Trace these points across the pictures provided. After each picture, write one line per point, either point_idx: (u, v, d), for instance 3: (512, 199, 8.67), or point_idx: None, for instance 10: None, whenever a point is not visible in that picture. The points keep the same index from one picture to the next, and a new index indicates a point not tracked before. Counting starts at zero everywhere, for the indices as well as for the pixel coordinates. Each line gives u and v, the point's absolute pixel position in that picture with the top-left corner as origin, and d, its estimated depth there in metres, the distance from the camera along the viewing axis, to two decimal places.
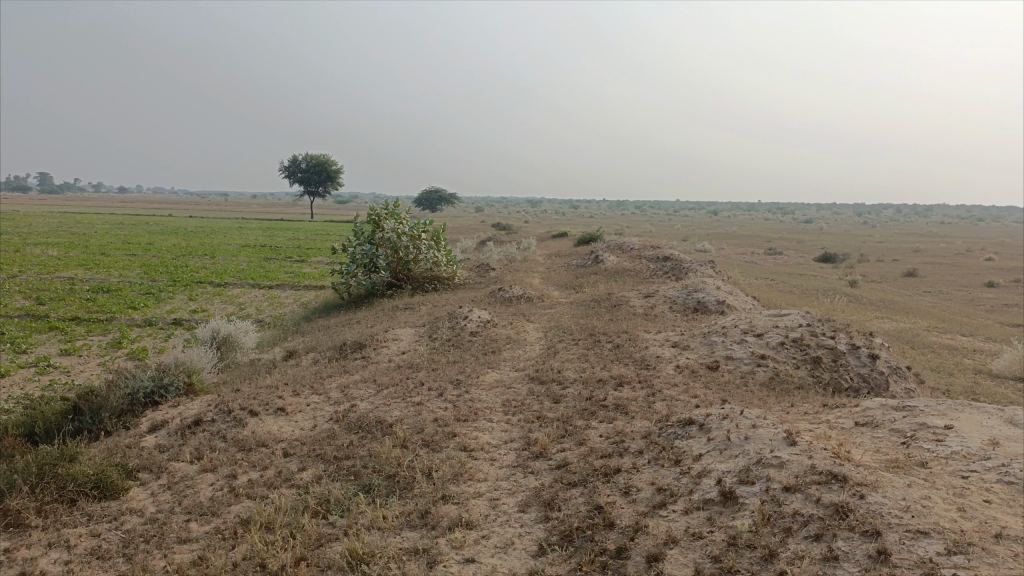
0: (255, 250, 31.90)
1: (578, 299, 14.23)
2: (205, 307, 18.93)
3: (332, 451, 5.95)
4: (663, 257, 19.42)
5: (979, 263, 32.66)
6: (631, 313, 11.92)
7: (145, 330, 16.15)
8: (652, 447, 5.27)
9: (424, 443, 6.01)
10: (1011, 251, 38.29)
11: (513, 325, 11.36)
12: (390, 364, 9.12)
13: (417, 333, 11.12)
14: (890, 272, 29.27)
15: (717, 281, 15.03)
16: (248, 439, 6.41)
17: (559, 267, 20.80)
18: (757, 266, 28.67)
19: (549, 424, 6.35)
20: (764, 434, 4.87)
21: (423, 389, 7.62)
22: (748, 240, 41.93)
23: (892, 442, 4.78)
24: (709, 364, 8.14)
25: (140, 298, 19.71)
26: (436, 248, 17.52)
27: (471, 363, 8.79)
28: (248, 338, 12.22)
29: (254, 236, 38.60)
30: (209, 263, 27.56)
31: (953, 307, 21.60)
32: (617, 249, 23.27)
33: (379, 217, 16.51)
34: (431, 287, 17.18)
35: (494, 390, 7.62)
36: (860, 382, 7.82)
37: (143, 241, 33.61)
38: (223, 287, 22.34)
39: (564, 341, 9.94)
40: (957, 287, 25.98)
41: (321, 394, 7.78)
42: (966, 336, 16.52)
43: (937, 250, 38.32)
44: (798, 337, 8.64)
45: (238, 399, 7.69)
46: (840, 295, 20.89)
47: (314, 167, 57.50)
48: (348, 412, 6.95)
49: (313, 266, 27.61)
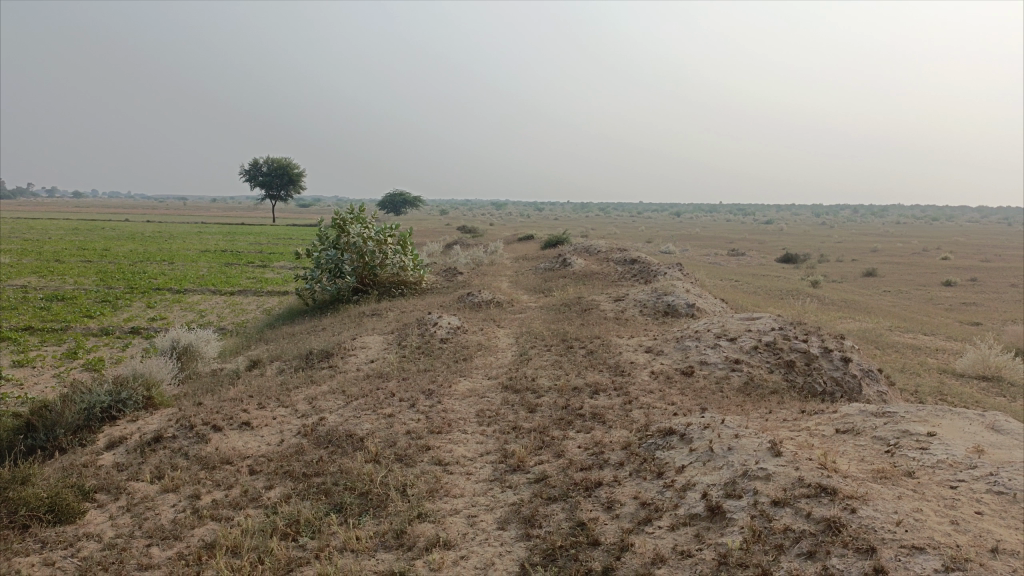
0: (216, 255, 31.26)
1: (547, 303, 14.12)
2: (164, 315, 18.40)
3: (300, 468, 5.73)
4: (630, 259, 19.41)
5: (935, 262, 33.36)
6: (602, 318, 11.83)
7: (102, 340, 15.65)
8: (633, 459, 5.15)
9: (396, 457, 5.82)
10: (965, 250, 39.21)
11: (484, 331, 11.19)
12: (358, 374, 8.88)
13: (385, 340, 10.89)
14: (850, 272, 29.71)
15: (685, 284, 15.02)
16: (212, 456, 6.14)
17: (527, 270, 20.67)
18: (721, 267, 28.90)
19: (525, 435, 6.20)
20: (747, 444, 4.79)
21: (394, 400, 7.40)
22: (711, 242, 42.34)
23: (875, 451, 4.74)
24: (684, 369, 8.06)
25: (96, 306, 19.11)
26: (402, 253, 17.27)
27: (442, 372, 8.60)
28: (210, 347, 11.86)
29: (214, 241, 37.86)
30: (168, 268, 26.90)
31: (913, 306, 21.95)
32: (584, 251, 23.24)
33: (344, 221, 16.22)
34: (398, 292, 16.93)
35: (466, 399, 7.44)
36: (833, 386, 7.81)
37: (98, 247, 32.68)
38: (183, 293, 21.78)
39: (536, 347, 9.80)
40: (916, 286, 26.45)
41: (288, 407, 7.52)
42: (927, 335, 16.77)
43: (895, 250, 39.04)
44: (771, 341, 8.61)
45: (201, 413, 7.39)
46: (803, 295, 21.12)
47: (275, 170, 56.63)
48: (316, 425, 6.71)
49: (275, 271, 27.14)
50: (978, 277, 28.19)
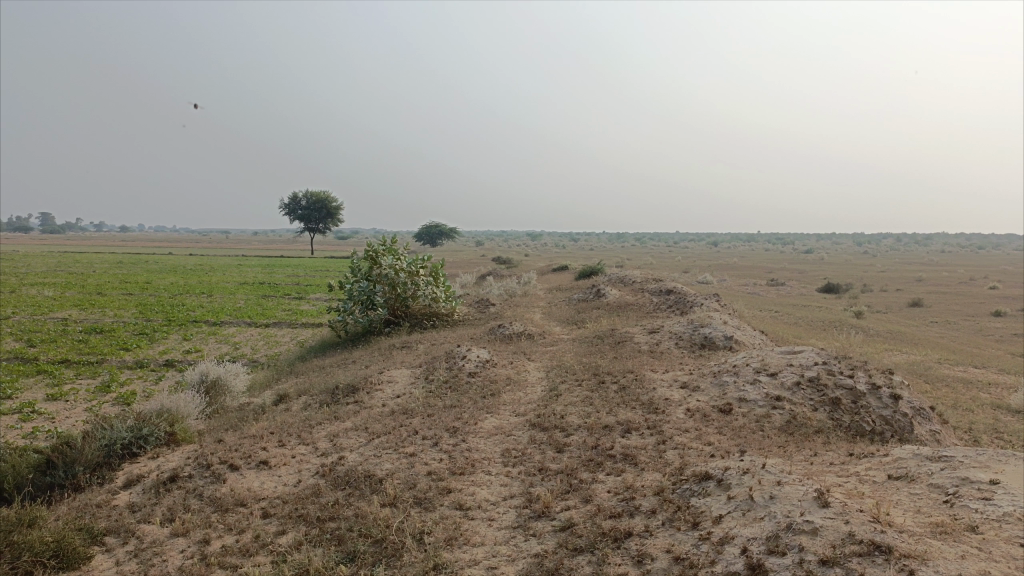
0: (253, 288, 31.53)
1: (580, 336, 13.77)
2: (199, 347, 18.43)
3: (315, 511, 5.46)
4: (666, 290, 18.99)
5: (983, 291, 32.28)
6: (635, 351, 11.46)
7: (136, 372, 15.68)
8: (666, 506, 4.78)
9: (416, 501, 5.51)
10: (1014, 279, 37.94)
11: (514, 365, 10.90)
12: (383, 409, 8.64)
13: (413, 374, 10.64)
14: (894, 302, 28.84)
15: (723, 315, 14.56)
16: (226, 497, 5.91)
17: (560, 302, 20.36)
18: (760, 298, 28.25)
19: (551, 478, 5.86)
20: (790, 491, 4.41)
21: (418, 438, 7.12)
22: (749, 271, 41.63)
23: (933, 501, 4.30)
24: (722, 407, 7.65)
25: (133, 338, 19.24)
26: (435, 284, 17.10)
27: (468, 408, 8.30)
28: (238, 380, 11.73)
29: (253, 274, 38.24)
30: (206, 301, 27.13)
31: (962, 338, 21.10)
32: (619, 282, 22.87)
33: (376, 253, 16.10)
34: (430, 323, 16.75)
35: (492, 438, 7.13)
36: (883, 426, 7.32)
37: (140, 280, 33.20)
38: (219, 326, 21.88)
39: (567, 382, 9.47)
40: (964, 316, 25.51)
41: (308, 445, 7.29)
42: (978, 368, 16.02)
43: (941, 279, 37.88)
44: (814, 377, 8.16)
45: (220, 450, 7.19)
46: (846, 326, 20.44)
47: (313, 203, 57.33)
48: (335, 465, 6.46)
49: (310, 303, 27.22)
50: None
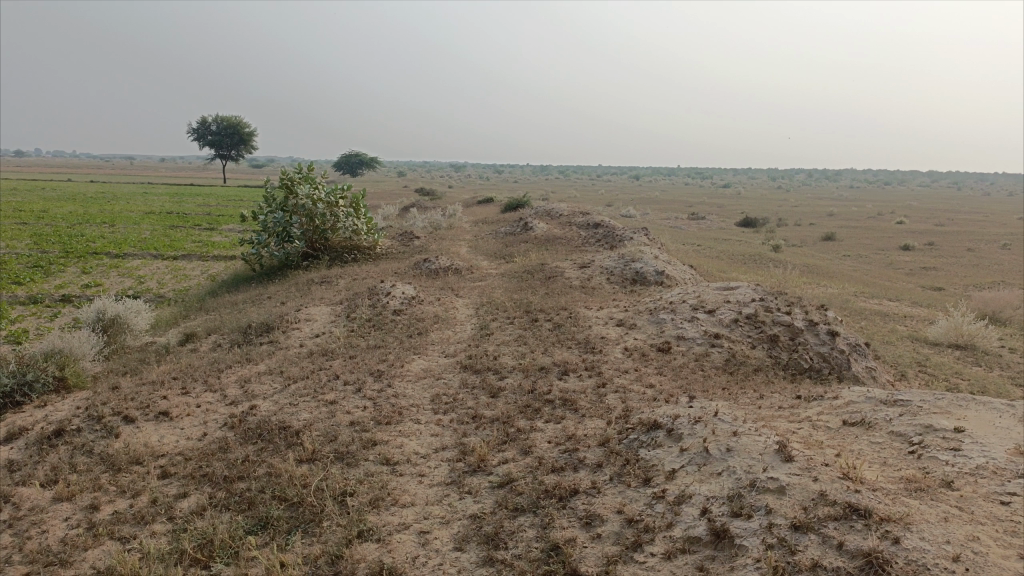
0: (160, 217, 29.67)
1: (509, 270, 13.30)
2: (99, 281, 17.10)
3: (221, 470, 4.87)
4: (594, 223, 18.62)
5: (890, 226, 33.39)
6: (567, 286, 11.06)
7: (28, 309, 14.37)
8: (612, 459, 4.40)
9: (337, 456, 4.98)
10: (921, 214, 39.38)
11: (441, 301, 10.35)
12: (301, 351, 7.99)
13: (333, 312, 9.96)
14: (810, 236, 29.46)
15: (653, 249, 14.31)
16: (119, 455, 5.23)
17: (486, 235, 19.76)
18: (683, 232, 28.42)
19: (486, 427, 5.41)
20: (748, 442, 4.08)
21: (339, 384, 6.54)
22: (671, 205, 41.89)
23: (897, 452, 4.07)
24: (660, 346, 7.35)
25: (25, 271, 17.69)
26: (356, 215, 16.22)
27: (393, 349, 7.74)
28: (140, 318, 10.77)
29: (161, 203, 36.11)
30: (109, 231, 25.29)
31: (875, 271, 21.62)
32: (545, 215, 22.39)
33: (292, 181, 14.99)
34: (351, 257, 15.95)
35: (420, 382, 6.62)
36: (820, 362, 7.16)
37: (36, 208, 30.79)
38: (122, 258, 20.39)
39: (498, 320, 9.01)
40: (875, 250, 26.27)
41: (215, 392, 6.61)
42: (893, 301, 16.37)
43: (851, 214, 38.94)
44: (752, 313, 7.93)
45: (114, 400, 6.42)
46: (767, 260, 20.62)
47: (224, 129, 54.21)
48: (245, 415, 5.83)
49: (223, 234, 25.76)
50: (934, 241, 28.16)
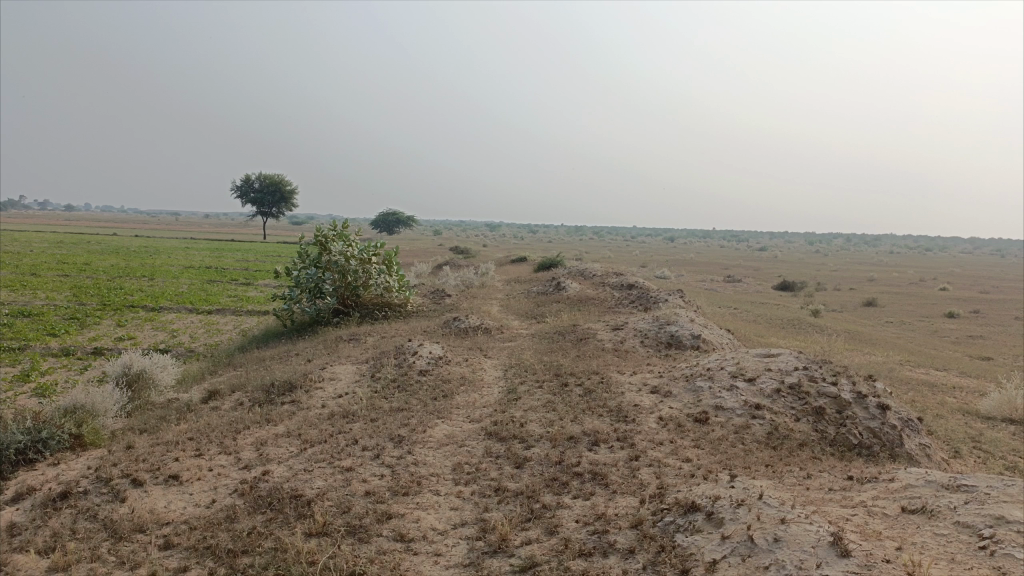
0: (198, 272, 30.04)
1: (540, 331, 13.00)
2: (133, 335, 17.14)
3: (226, 542, 4.57)
4: (627, 285, 18.31)
5: (933, 292, 32.52)
6: (600, 349, 10.71)
7: (61, 362, 14.36)
8: (646, 544, 4.01)
9: (348, 530, 4.65)
10: (963, 280, 38.41)
11: (469, 362, 10.05)
12: (322, 412, 7.71)
13: (359, 371, 9.71)
14: (850, 301, 28.75)
15: (689, 312, 13.92)
16: (122, 522, 4.96)
17: (518, 294, 19.53)
18: (719, 294, 27.96)
19: (509, 501, 5.05)
20: (797, 531, 3.68)
21: (356, 449, 6.23)
22: (706, 267, 41.46)
23: (966, 547, 3.64)
24: (697, 416, 6.93)
25: (61, 323, 17.82)
26: (388, 273, 16.12)
27: (416, 412, 7.43)
28: (166, 374, 10.61)
29: (200, 258, 36.70)
30: (147, 285, 25.57)
31: (920, 339, 20.88)
32: (578, 275, 22.14)
33: (326, 239, 15.00)
34: (382, 315, 15.80)
35: (442, 449, 6.29)
36: (870, 439, 6.68)
37: (79, 261, 31.39)
38: (158, 312, 20.52)
39: (527, 383, 8.67)
40: (918, 316, 25.48)
41: (230, 455, 6.34)
42: (940, 371, 15.67)
43: (892, 280, 38.07)
44: (795, 383, 7.49)
45: (125, 461, 6.17)
46: (807, 325, 20.04)
47: (266, 187, 55.43)
48: (257, 481, 5.54)
49: (258, 290, 25.91)
50: (980, 308, 27.28)
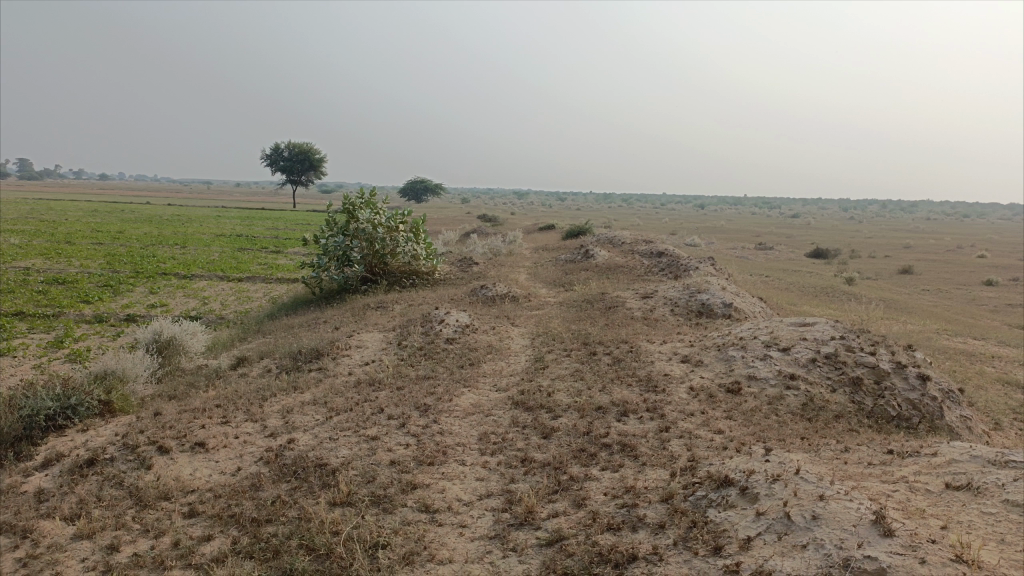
0: (229, 240, 30.26)
1: (568, 299, 12.85)
2: (165, 302, 17.30)
3: (250, 511, 4.53)
4: (657, 252, 18.05)
5: (971, 260, 31.72)
6: (629, 318, 10.54)
7: (94, 328, 14.53)
8: (677, 519, 3.89)
9: (373, 500, 4.59)
10: (1002, 247, 37.40)
11: (496, 330, 9.95)
12: (349, 379, 7.67)
13: (386, 338, 9.66)
14: (884, 269, 28.15)
15: (720, 280, 13.64)
16: (147, 490, 4.95)
17: (546, 262, 19.35)
18: (751, 262, 27.50)
19: (536, 472, 4.95)
20: (836, 509, 3.52)
21: (382, 417, 6.17)
22: (737, 235, 40.83)
23: (1017, 527, 3.46)
24: (729, 387, 6.76)
25: (95, 290, 18.03)
26: (415, 240, 16.03)
27: (443, 381, 7.35)
28: (195, 340, 10.66)
29: (231, 226, 36.96)
30: (179, 253, 25.79)
31: (957, 307, 20.39)
32: (607, 242, 21.87)
33: (353, 206, 14.92)
34: (409, 282, 15.75)
35: (468, 418, 6.21)
36: (909, 411, 6.46)
37: (113, 229, 31.73)
38: (189, 279, 20.68)
39: (555, 352, 8.55)
40: (956, 284, 24.86)
41: (256, 422, 6.32)
42: (978, 340, 15.27)
43: (929, 247, 37.19)
44: (831, 353, 7.27)
45: (152, 428, 6.18)
46: (840, 293, 19.63)
47: (295, 155, 55.51)
48: (282, 450, 5.50)
49: (288, 257, 26.03)
50: (1020, 276, 26.55)
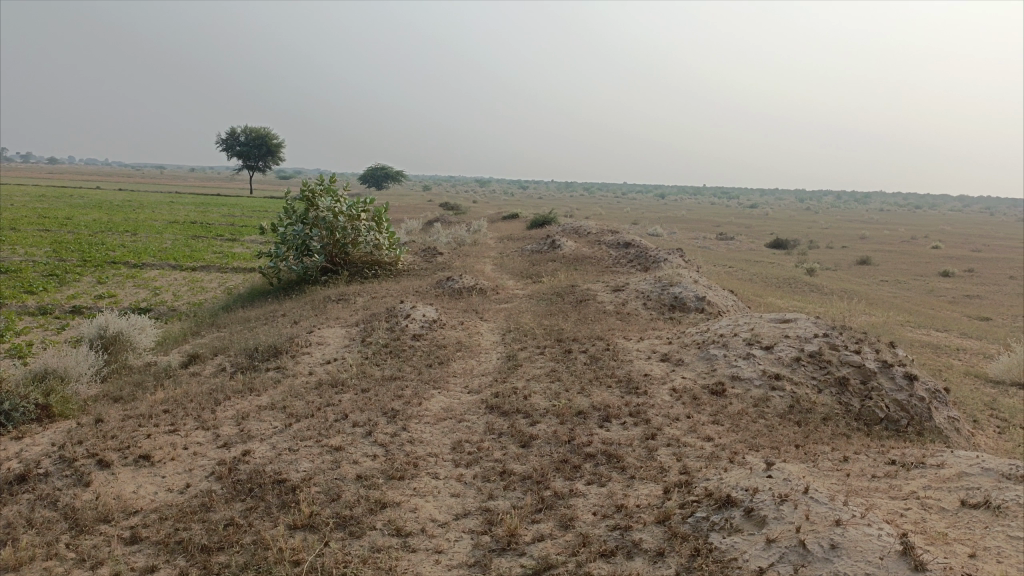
0: (183, 227, 29.23)
1: (536, 292, 12.46)
2: (114, 292, 16.50)
3: (200, 537, 4.06)
4: (624, 242, 17.75)
5: (926, 250, 32.19)
6: (601, 312, 10.19)
7: (37, 321, 13.73)
8: (677, 545, 3.53)
9: (338, 522, 4.16)
10: (955, 238, 38.03)
11: (465, 326, 9.52)
12: (310, 381, 7.18)
13: (348, 334, 9.17)
14: (843, 259, 28.33)
15: (690, 272, 13.40)
16: (84, 511, 4.44)
17: (511, 252, 18.95)
18: (713, 252, 27.47)
19: (517, 487, 4.56)
20: (856, 537, 3.21)
21: (347, 425, 5.72)
22: (698, 225, 40.93)
23: None
24: (713, 388, 6.45)
25: (39, 280, 17.11)
26: (378, 229, 15.48)
27: (410, 382, 6.89)
28: (145, 336, 10.01)
29: (184, 213, 35.75)
30: (129, 240, 24.79)
31: (916, 297, 20.53)
32: (573, 232, 21.54)
33: (313, 194, 14.29)
34: (371, 273, 15.22)
35: (440, 425, 5.78)
36: (898, 413, 6.21)
37: (60, 215, 30.44)
38: (140, 268, 19.83)
39: (528, 349, 8.16)
40: (913, 275, 25.10)
41: (207, 431, 5.80)
42: (941, 331, 15.30)
43: (885, 237, 37.61)
44: (815, 351, 7.00)
45: (93, 438, 5.63)
46: (804, 284, 19.58)
47: (253, 140, 54.15)
48: (237, 463, 5.03)
49: (244, 246, 25.19)
50: (974, 267, 26.96)
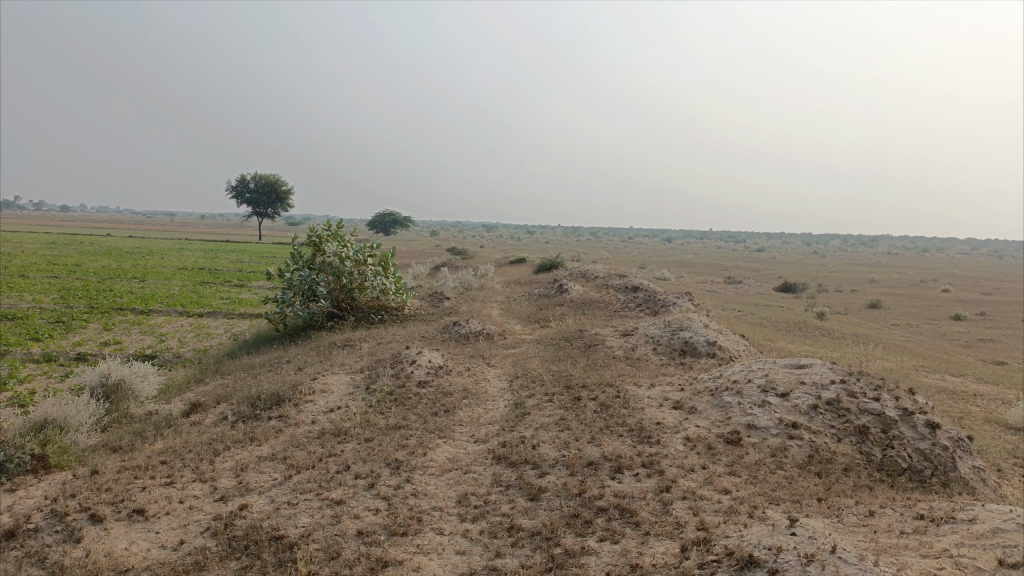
0: (191, 273, 29.27)
1: (544, 337, 12.28)
2: (120, 339, 16.40)
3: None
4: (632, 286, 17.60)
5: (937, 294, 31.92)
6: (610, 358, 9.99)
7: (41, 368, 13.60)
8: None
9: None
10: (965, 281, 37.80)
11: (472, 372, 9.33)
12: (312, 430, 6.98)
13: (353, 381, 8.99)
14: (854, 303, 28.09)
15: (701, 317, 13.23)
16: (72, 570, 4.24)
17: (519, 297, 18.83)
18: (723, 296, 27.27)
19: (525, 544, 4.34)
20: None
21: (349, 477, 5.51)
22: (705, 268, 40.81)
23: None
24: (728, 437, 6.23)
25: (45, 327, 17.04)
26: (384, 274, 15.38)
27: (415, 431, 6.70)
28: (147, 383, 9.85)
29: (193, 259, 35.87)
30: (137, 286, 24.80)
31: (929, 342, 20.24)
32: (580, 276, 21.42)
33: (320, 239, 14.24)
34: (378, 318, 15.08)
35: (446, 476, 5.57)
36: (921, 464, 5.97)
37: (69, 262, 30.54)
38: (147, 315, 19.76)
39: (536, 396, 7.96)
40: (925, 319, 24.82)
41: (205, 483, 5.61)
42: (956, 376, 15.00)
43: (895, 281, 37.38)
44: (833, 398, 6.78)
45: (87, 491, 5.44)
46: (815, 328, 19.34)
47: (262, 187, 54.64)
48: (234, 518, 4.83)
49: (252, 292, 25.15)
50: (987, 310, 26.65)
